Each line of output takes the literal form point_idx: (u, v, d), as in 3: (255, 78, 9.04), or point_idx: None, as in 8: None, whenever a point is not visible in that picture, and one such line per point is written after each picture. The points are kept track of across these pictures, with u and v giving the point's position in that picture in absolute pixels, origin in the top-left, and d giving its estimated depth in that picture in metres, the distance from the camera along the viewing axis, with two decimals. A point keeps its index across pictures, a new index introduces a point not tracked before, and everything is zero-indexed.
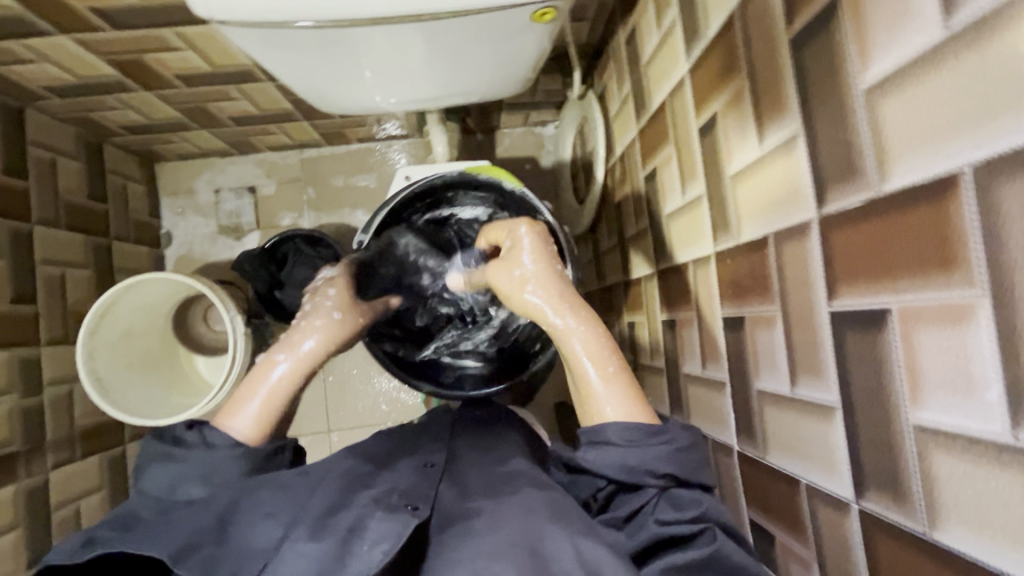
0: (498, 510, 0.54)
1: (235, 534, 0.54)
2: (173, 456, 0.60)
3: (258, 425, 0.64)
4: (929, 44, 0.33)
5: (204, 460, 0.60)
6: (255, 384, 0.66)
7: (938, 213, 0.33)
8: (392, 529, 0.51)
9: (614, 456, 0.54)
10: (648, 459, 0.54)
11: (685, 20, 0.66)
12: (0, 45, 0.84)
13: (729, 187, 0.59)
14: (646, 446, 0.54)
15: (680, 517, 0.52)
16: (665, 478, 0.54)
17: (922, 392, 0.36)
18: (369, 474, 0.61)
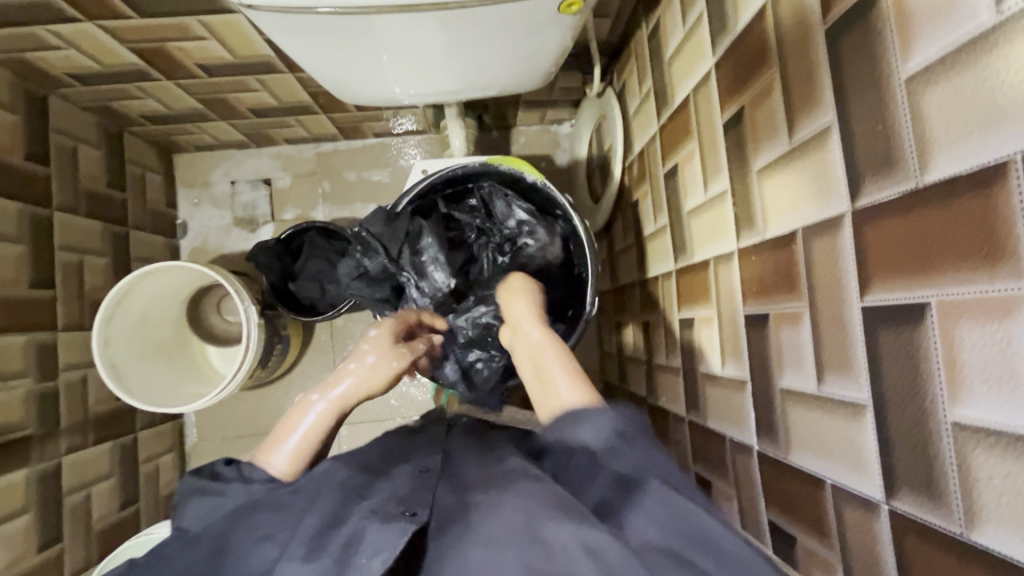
0: (494, 505, 0.50)
1: (234, 564, 0.48)
2: (211, 488, 0.56)
3: (298, 461, 0.63)
4: (977, 29, 0.32)
5: (242, 493, 0.56)
6: (291, 424, 0.66)
7: (985, 203, 0.32)
8: (390, 539, 0.48)
9: (560, 425, 0.57)
10: (589, 422, 0.56)
11: (712, 14, 0.65)
12: (28, 31, 0.85)
13: (755, 183, 0.58)
14: (586, 416, 0.56)
15: (624, 468, 0.51)
16: (607, 431, 0.54)
17: (961, 388, 0.35)
18: (365, 485, 0.56)
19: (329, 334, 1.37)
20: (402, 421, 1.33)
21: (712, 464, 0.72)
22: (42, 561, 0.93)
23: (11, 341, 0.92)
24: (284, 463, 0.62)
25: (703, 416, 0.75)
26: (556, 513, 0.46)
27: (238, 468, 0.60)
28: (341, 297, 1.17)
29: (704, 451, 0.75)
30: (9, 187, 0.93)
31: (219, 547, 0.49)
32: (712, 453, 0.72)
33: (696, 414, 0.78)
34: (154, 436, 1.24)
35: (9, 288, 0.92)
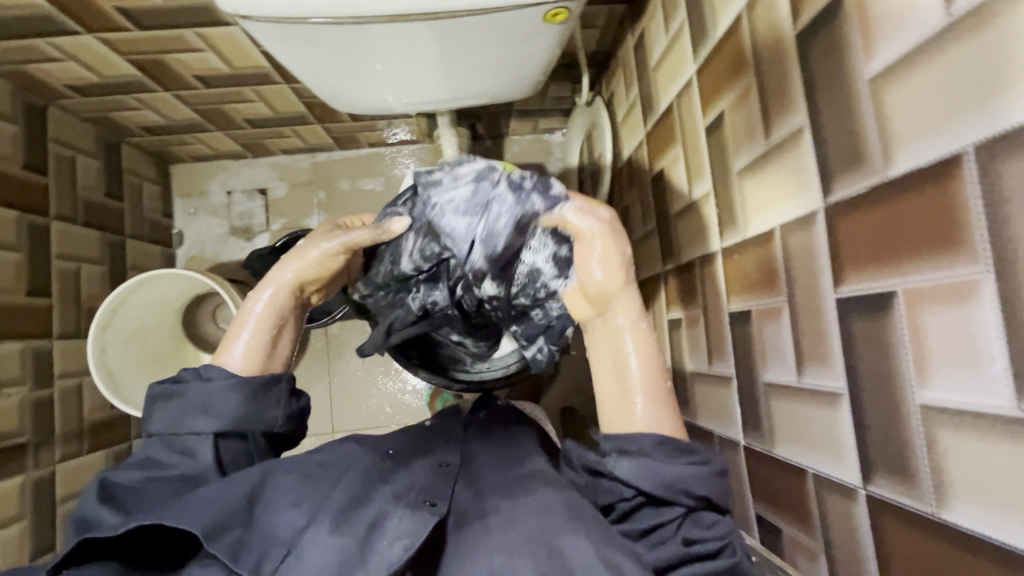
0: (516, 507, 0.55)
1: (260, 518, 0.51)
2: (176, 393, 0.57)
3: (254, 357, 0.62)
4: (930, 30, 0.34)
5: (201, 394, 0.57)
6: (242, 321, 0.64)
7: (942, 194, 0.34)
8: (415, 527, 0.51)
9: (653, 467, 0.50)
10: (682, 469, 0.50)
11: (693, 23, 0.68)
12: (29, 44, 0.87)
13: (736, 183, 0.60)
14: (682, 463, 0.50)
15: (707, 537, 0.49)
16: (695, 498, 0.50)
17: (928, 371, 0.36)
18: (386, 471, 0.60)
19: (324, 341, 1.34)
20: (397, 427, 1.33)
21: None
22: (35, 569, 0.92)
23: (7, 348, 0.92)
24: (241, 358, 0.61)
25: (693, 415, 0.76)
26: (573, 525, 0.50)
27: (198, 371, 0.59)
28: None
29: None
30: (8, 196, 0.95)
31: (253, 496, 0.52)
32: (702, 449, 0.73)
33: (686, 413, 0.79)
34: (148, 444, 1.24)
35: (6, 296, 0.93)
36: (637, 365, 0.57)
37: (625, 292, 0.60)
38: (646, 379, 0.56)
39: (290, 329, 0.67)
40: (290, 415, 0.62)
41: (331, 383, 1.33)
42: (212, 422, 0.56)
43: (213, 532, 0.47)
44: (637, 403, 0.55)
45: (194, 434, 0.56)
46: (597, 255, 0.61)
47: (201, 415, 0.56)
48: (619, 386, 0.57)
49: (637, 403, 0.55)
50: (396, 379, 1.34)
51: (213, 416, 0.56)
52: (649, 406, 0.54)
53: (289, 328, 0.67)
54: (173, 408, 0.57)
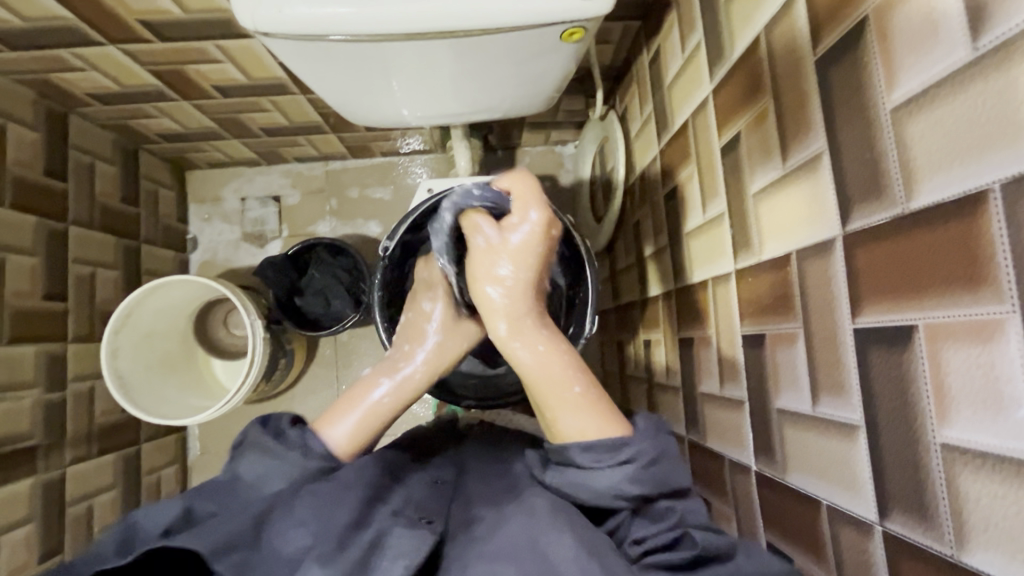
0: (502, 516, 0.54)
1: (268, 540, 0.50)
2: (268, 447, 0.58)
3: (354, 438, 0.64)
4: (955, 63, 0.34)
5: (295, 459, 0.58)
6: (355, 399, 0.68)
7: (964, 230, 0.33)
8: (416, 545, 0.51)
9: (576, 479, 0.54)
10: (612, 479, 0.52)
11: (709, 42, 0.67)
12: (52, 54, 0.89)
13: (751, 205, 0.60)
14: (607, 467, 0.53)
15: (654, 530, 0.52)
16: (631, 499, 0.52)
17: (949, 411, 0.35)
18: (384, 488, 0.58)
19: (333, 348, 1.34)
20: None
21: (711, 484, 0.72)
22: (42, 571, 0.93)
23: (21, 351, 0.93)
24: (344, 434, 0.64)
25: (702, 436, 0.75)
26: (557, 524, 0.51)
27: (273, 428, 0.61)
28: (343, 310, 1.21)
29: (703, 470, 0.75)
30: (27, 202, 0.96)
31: (260, 519, 0.51)
32: (711, 472, 0.72)
33: (696, 433, 0.78)
34: (156, 448, 1.24)
35: (21, 300, 0.94)
36: (539, 370, 0.63)
37: (527, 332, 0.66)
38: (562, 392, 0.60)
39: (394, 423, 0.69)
40: None
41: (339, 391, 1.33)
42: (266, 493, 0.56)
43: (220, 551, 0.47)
44: (559, 415, 0.59)
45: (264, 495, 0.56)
46: (505, 267, 0.69)
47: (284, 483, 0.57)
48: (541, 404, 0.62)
49: (566, 419, 0.58)
50: None
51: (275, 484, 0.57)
52: (577, 401, 0.59)
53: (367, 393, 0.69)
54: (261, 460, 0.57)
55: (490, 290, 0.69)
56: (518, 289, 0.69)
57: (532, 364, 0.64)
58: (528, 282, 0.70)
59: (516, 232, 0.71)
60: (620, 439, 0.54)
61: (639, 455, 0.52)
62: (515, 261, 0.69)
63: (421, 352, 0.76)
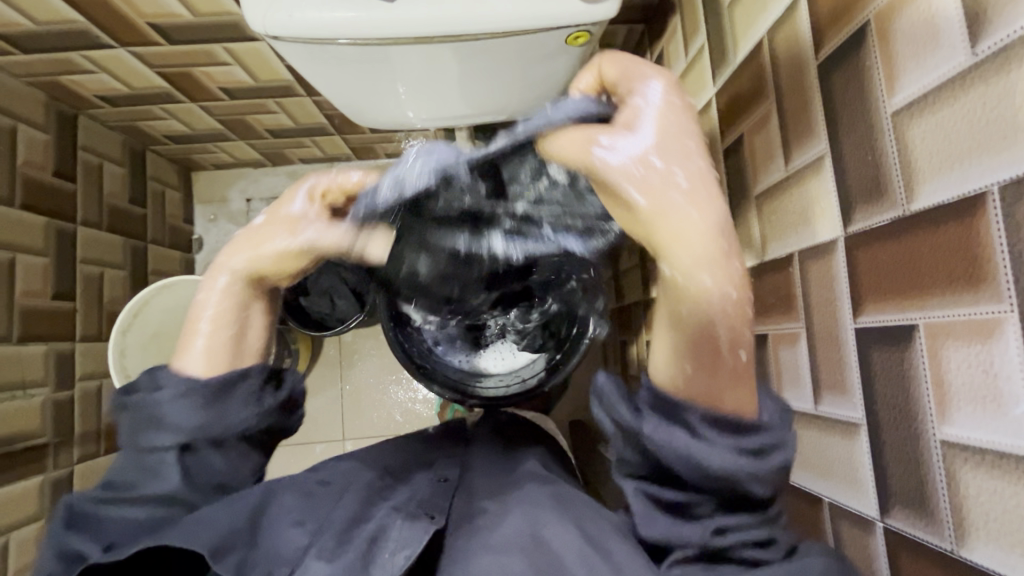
0: (503, 508, 0.55)
1: (265, 540, 0.52)
2: (129, 402, 0.51)
3: (216, 357, 0.52)
4: (955, 68, 0.34)
5: (149, 403, 0.50)
6: (194, 318, 0.53)
7: (965, 230, 0.34)
8: (414, 534, 0.52)
9: (684, 453, 0.38)
10: (734, 469, 0.37)
11: (713, 45, 0.68)
12: (64, 57, 0.91)
13: (754, 207, 0.60)
14: (730, 450, 0.37)
15: (747, 524, 0.39)
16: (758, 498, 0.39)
17: (949, 409, 0.36)
18: (386, 488, 0.61)
19: (337, 348, 1.35)
20: None
21: None
22: None
23: (32, 350, 0.95)
24: (202, 361, 0.52)
25: None
26: (557, 517, 0.52)
27: (153, 374, 0.52)
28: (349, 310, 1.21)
29: None
30: (38, 202, 0.98)
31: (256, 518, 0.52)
32: None
33: None
34: None
35: (32, 299, 0.96)
36: (712, 306, 0.36)
37: (709, 257, 0.36)
38: (718, 280, 0.36)
39: (259, 319, 0.55)
40: (264, 423, 0.55)
41: (343, 391, 1.34)
42: (171, 434, 0.50)
43: (218, 552, 0.47)
44: (691, 309, 0.37)
45: (157, 451, 0.50)
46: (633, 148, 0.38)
47: (156, 430, 0.50)
48: (695, 362, 0.37)
49: (730, 392, 0.38)
50: (407, 388, 1.35)
51: (169, 429, 0.50)
52: (716, 325, 0.37)
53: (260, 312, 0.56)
54: (130, 420, 0.51)
55: (601, 141, 0.39)
56: (671, 175, 0.36)
57: (685, 242, 0.36)
58: (696, 190, 0.36)
59: (630, 97, 0.40)
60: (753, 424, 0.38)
61: (778, 450, 0.38)
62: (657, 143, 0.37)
63: (308, 224, 0.54)
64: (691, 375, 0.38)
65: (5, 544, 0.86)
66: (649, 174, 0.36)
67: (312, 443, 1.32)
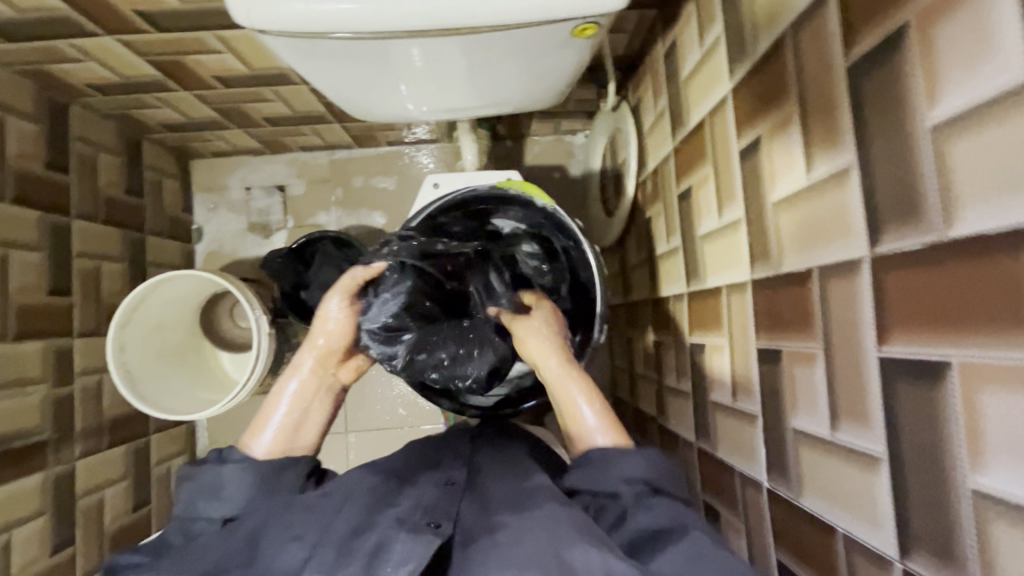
0: (521, 523, 0.52)
1: (262, 559, 0.51)
2: (191, 472, 0.59)
3: (281, 438, 0.64)
4: (1007, 83, 0.31)
5: (213, 472, 0.59)
6: (270, 408, 0.66)
7: (1012, 266, 0.31)
8: (417, 549, 0.48)
9: (595, 474, 0.58)
10: (620, 475, 0.57)
11: (731, 36, 0.64)
12: (50, 46, 0.87)
13: (771, 214, 0.57)
14: (616, 462, 0.58)
15: (657, 519, 0.52)
16: (637, 484, 0.56)
17: (983, 456, 0.33)
18: (390, 493, 0.58)
19: None
20: (409, 430, 1.33)
21: (722, 495, 0.71)
22: (54, 564, 0.94)
23: (28, 347, 0.93)
24: (267, 444, 0.64)
25: (713, 446, 0.73)
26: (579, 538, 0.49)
27: (220, 453, 0.62)
28: None
29: (714, 480, 0.73)
30: (30, 196, 0.95)
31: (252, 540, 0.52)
32: (722, 483, 0.70)
33: (706, 441, 0.76)
34: (165, 439, 1.25)
35: (28, 296, 0.94)
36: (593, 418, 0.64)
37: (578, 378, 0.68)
38: (588, 395, 0.66)
39: (319, 408, 0.69)
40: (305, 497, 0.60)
41: None
42: (223, 505, 0.57)
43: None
44: (586, 411, 0.64)
45: (205, 517, 0.57)
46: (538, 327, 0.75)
47: (210, 498, 0.57)
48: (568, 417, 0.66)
49: (585, 411, 0.65)
50: None
51: (224, 498, 0.57)
52: (598, 419, 0.63)
53: (319, 409, 0.69)
54: (188, 489, 0.59)
55: (542, 339, 0.73)
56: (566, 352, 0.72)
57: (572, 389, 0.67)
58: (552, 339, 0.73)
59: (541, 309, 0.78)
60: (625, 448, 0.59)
61: (637, 466, 0.57)
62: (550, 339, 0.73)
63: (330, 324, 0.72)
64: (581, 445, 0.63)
65: (8, 541, 0.86)
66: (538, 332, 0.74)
67: None
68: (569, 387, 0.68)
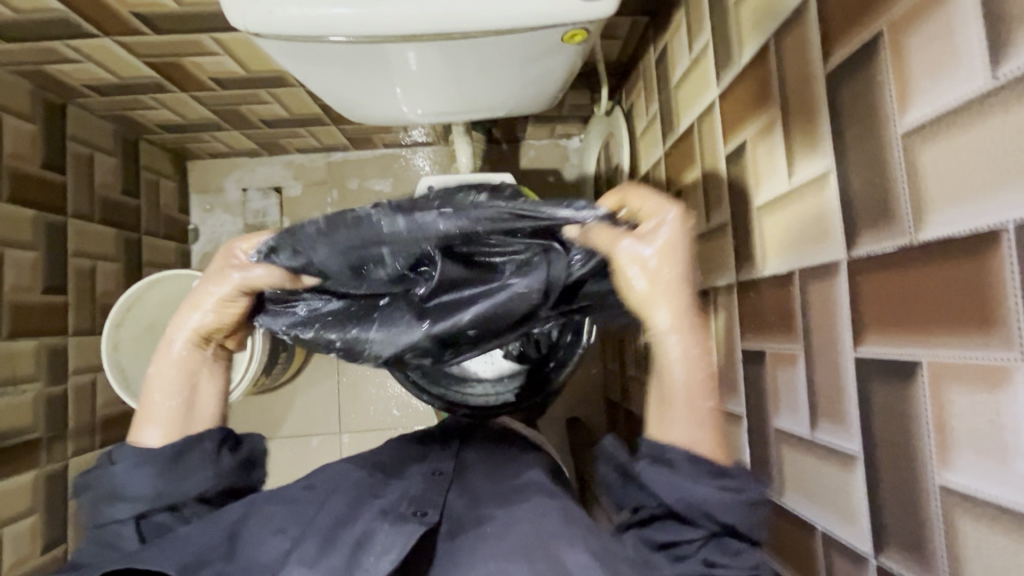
0: (512, 516, 0.53)
1: (245, 550, 0.51)
2: (87, 480, 0.54)
3: (175, 422, 0.57)
4: (973, 92, 0.32)
5: (107, 478, 0.53)
6: (152, 389, 0.58)
7: (976, 269, 0.32)
8: (399, 540, 0.49)
9: (674, 484, 0.46)
10: (714, 497, 0.45)
11: (718, 44, 0.65)
12: (48, 47, 0.88)
13: (756, 217, 0.58)
14: (710, 485, 0.46)
15: (732, 566, 0.46)
16: (721, 524, 0.46)
17: (950, 453, 0.34)
18: (378, 484, 0.59)
19: None
20: (403, 431, 1.33)
21: None
22: (45, 562, 0.94)
23: (22, 345, 0.94)
24: (161, 435, 0.57)
25: None
26: (567, 537, 0.50)
27: (110, 453, 0.55)
28: None
29: None
30: (26, 195, 0.96)
31: (236, 531, 0.52)
32: None
33: None
34: None
35: (22, 294, 0.95)
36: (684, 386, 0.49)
37: (692, 346, 0.50)
38: (691, 395, 0.49)
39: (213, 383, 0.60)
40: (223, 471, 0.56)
41: (340, 384, 1.33)
42: (129, 505, 0.52)
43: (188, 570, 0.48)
44: (676, 415, 0.49)
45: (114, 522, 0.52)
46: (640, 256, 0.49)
47: (115, 501, 0.53)
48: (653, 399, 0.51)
49: (679, 410, 0.49)
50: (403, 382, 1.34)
51: (131, 499, 0.52)
52: (689, 413, 0.48)
53: (210, 380, 0.60)
54: (90, 497, 0.54)
55: (642, 284, 0.49)
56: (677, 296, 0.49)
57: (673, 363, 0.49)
58: (674, 297, 0.49)
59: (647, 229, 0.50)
60: (724, 468, 0.47)
61: (749, 489, 0.46)
62: (659, 259, 0.49)
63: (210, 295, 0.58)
64: (673, 421, 0.49)
65: None
66: (634, 277, 0.49)
67: (308, 436, 1.32)
68: (669, 370, 0.49)
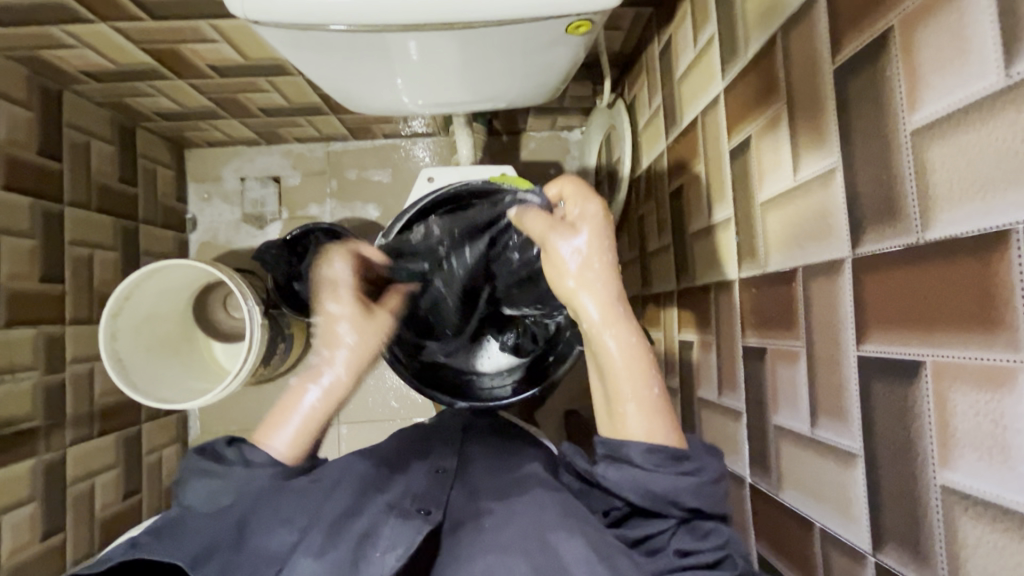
0: (510, 509, 0.53)
1: (251, 541, 0.51)
2: (212, 468, 0.54)
3: (299, 443, 0.59)
4: (984, 90, 0.31)
5: (243, 476, 0.54)
6: (288, 408, 0.61)
7: (982, 270, 0.32)
8: (406, 535, 0.49)
9: (630, 476, 0.50)
10: (671, 485, 0.49)
11: (724, 37, 0.64)
12: (44, 32, 0.87)
13: (758, 214, 0.57)
14: (671, 474, 0.49)
15: (702, 548, 0.48)
16: (685, 509, 0.50)
17: (952, 453, 0.34)
18: (380, 480, 0.59)
19: None
20: (402, 422, 1.33)
21: None
22: (45, 549, 0.95)
23: (20, 334, 0.93)
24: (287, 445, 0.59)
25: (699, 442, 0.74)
26: (566, 524, 0.50)
27: (242, 450, 0.57)
28: None
29: None
30: (22, 182, 0.95)
31: (242, 522, 0.52)
32: None
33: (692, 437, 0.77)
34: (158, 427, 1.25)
35: (19, 283, 0.94)
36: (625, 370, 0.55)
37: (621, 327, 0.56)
38: (635, 384, 0.54)
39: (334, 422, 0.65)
40: None
41: None
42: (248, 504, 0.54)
43: (199, 560, 0.47)
44: (628, 408, 0.53)
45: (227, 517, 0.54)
46: (576, 244, 0.59)
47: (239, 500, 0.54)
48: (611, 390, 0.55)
49: (629, 399, 0.54)
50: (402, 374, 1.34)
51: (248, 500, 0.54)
52: (639, 405, 0.53)
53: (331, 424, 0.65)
54: (207, 484, 0.54)
55: (571, 278, 0.58)
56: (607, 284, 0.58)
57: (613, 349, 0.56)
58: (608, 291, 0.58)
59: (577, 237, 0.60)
60: (682, 451, 0.51)
61: (705, 470, 0.50)
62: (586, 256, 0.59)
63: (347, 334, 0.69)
64: (627, 414, 0.53)
65: None
66: (570, 275, 0.59)
67: None
68: (610, 354, 0.56)
